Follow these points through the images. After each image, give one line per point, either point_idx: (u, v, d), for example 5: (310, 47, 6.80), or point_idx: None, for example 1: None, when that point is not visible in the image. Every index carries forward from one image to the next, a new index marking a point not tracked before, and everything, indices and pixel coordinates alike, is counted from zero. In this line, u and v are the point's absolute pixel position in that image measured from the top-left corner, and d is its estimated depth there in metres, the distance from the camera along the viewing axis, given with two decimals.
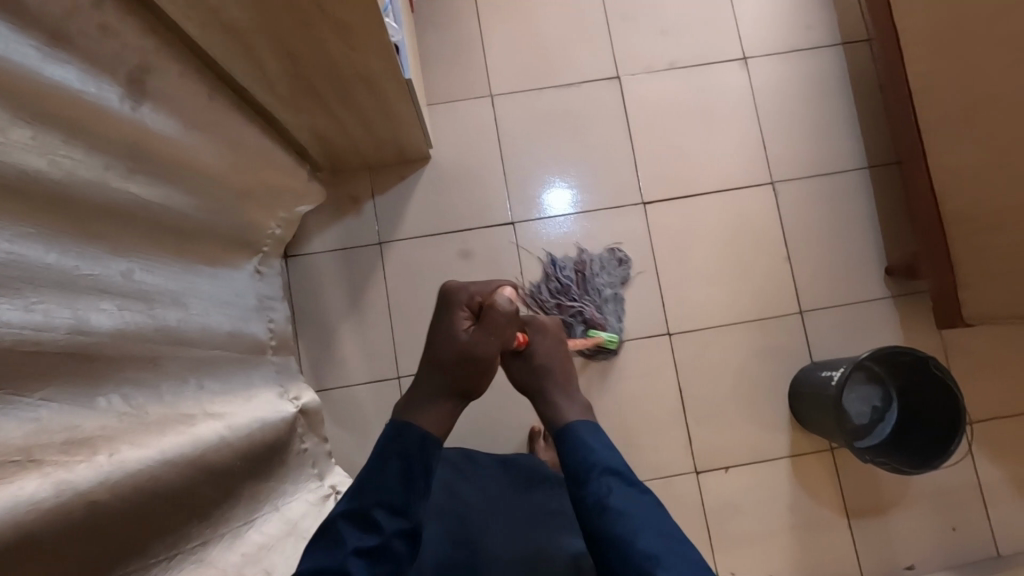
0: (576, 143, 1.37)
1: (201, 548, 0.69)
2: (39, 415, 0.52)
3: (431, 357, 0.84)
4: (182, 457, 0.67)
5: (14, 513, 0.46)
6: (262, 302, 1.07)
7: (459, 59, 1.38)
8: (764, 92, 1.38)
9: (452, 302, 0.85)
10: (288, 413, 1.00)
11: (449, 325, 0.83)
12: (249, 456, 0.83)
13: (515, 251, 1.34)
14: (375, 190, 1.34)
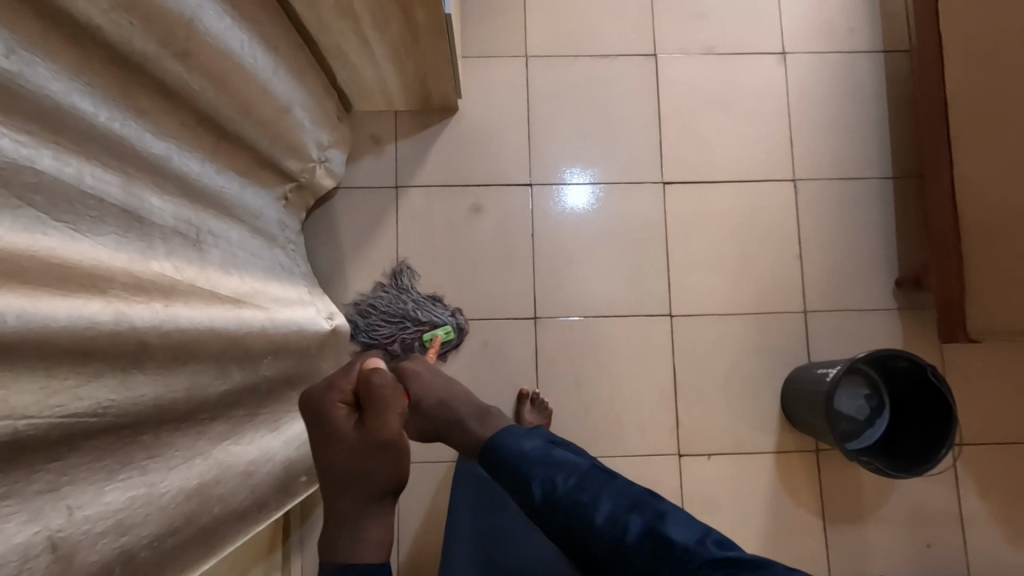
0: (603, 114, 1.37)
1: (220, 437, 0.66)
2: (99, 254, 0.51)
3: (332, 487, 0.66)
4: (224, 333, 0.65)
5: (75, 334, 0.45)
6: (282, 222, 1.00)
7: (498, 16, 1.38)
8: (799, 90, 1.38)
9: (320, 406, 0.67)
10: (323, 329, 0.95)
11: (327, 435, 0.66)
12: (282, 364, 0.81)
13: (528, 213, 1.34)
14: (398, 134, 1.34)
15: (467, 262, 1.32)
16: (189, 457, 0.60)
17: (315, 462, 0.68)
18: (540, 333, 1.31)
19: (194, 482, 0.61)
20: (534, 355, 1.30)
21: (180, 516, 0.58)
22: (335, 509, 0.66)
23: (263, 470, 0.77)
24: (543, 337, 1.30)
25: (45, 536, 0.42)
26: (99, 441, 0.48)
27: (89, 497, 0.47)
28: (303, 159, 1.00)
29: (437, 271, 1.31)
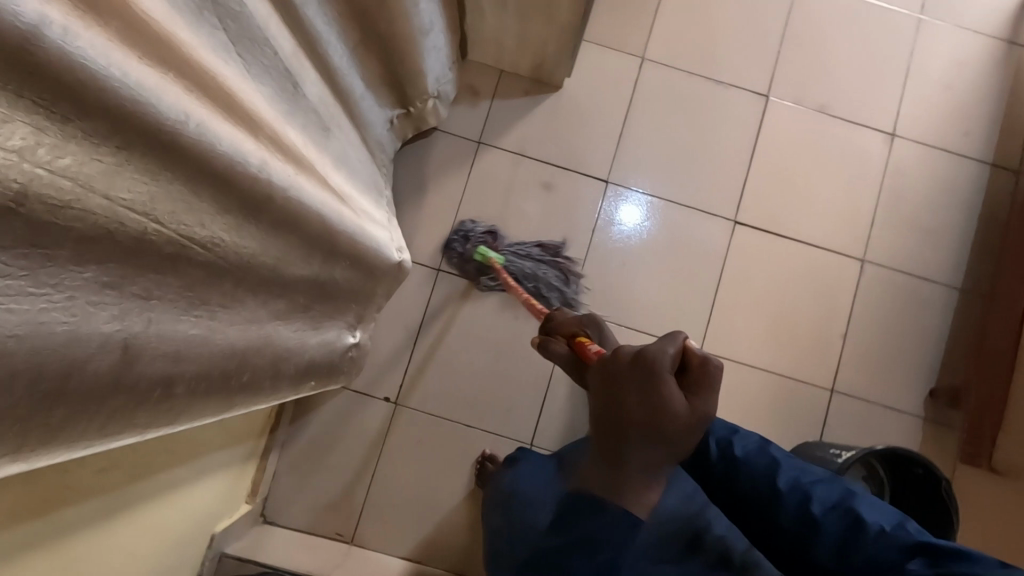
0: (699, 138, 1.35)
1: (276, 320, 0.65)
2: (258, 100, 0.54)
3: (637, 442, 0.54)
4: (330, 221, 0.66)
5: (228, 159, 0.45)
6: (382, 139, 1.02)
7: (628, 11, 1.37)
8: (897, 175, 1.36)
9: (657, 369, 0.55)
10: (393, 262, 0.93)
11: (661, 403, 0.54)
12: (355, 276, 0.83)
13: (595, 207, 1.33)
14: (496, 93, 1.34)
15: (523, 235, 1.31)
16: (248, 319, 0.59)
17: (605, 414, 0.56)
18: None
19: (242, 348, 0.59)
20: None
21: (220, 375, 0.56)
22: (628, 462, 0.55)
23: (295, 364, 0.75)
24: None
25: (122, 337, 0.41)
26: (198, 276, 0.48)
27: (166, 319, 0.45)
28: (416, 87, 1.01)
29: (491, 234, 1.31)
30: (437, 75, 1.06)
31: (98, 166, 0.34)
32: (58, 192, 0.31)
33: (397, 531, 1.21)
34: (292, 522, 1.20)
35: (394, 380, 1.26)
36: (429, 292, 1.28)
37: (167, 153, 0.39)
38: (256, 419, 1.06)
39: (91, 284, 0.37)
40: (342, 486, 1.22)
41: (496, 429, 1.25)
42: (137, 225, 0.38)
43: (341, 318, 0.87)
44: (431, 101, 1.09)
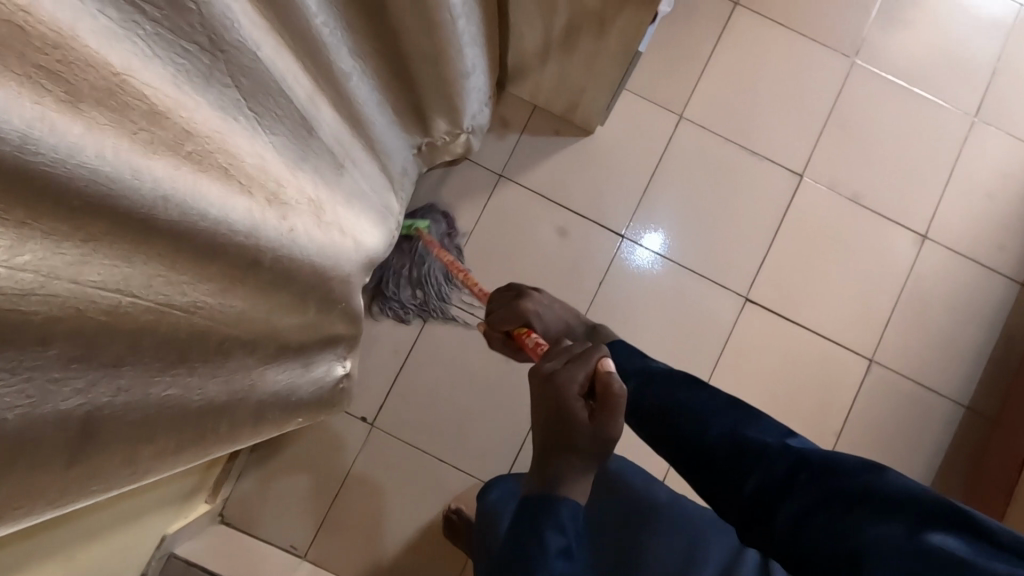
0: (723, 206, 1.32)
1: (261, 368, 0.66)
2: (266, 152, 0.55)
3: (553, 451, 0.63)
4: (317, 265, 0.67)
5: (207, 225, 0.46)
6: (406, 169, 1.04)
7: (675, 65, 1.33)
8: (921, 278, 1.31)
9: (558, 396, 0.64)
10: None
11: (563, 423, 0.63)
12: (345, 308, 0.83)
13: (607, 259, 1.30)
14: (526, 128, 1.31)
15: (528, 276, 1.28)
16: (232, 370, 0.60)
17: (533, 427, 0.66)
18: None
19: (223, 399, 0.60)
20: None
21: (195, 427, 0.57)
22: (550, 468, 0.62)
23: (285, 403, 0.77)
24: None
25: (84, 409, 0.42)
26: (170, 339, 0.48)
27: (136, 385, 0.47)
28: (440, 122, 1.01)
29: (496, 269, 1.28)
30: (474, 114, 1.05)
31: (61, 255, 0.35)
32: (17, 283, 0.33)
33: (349, 555, 1.20)
34: (249, 527, 1.19)
35: (374, 401, 1.24)
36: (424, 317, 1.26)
37: (138, 228, 0.40)
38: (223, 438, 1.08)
39: (54, 361, 0.38)
40: (303, 499, 1.21)
41: (466, 468, 1.23)
42: (108, 300, 0.40)
43: (333, 351, 0.89)
44: (463, 138, 1.08)
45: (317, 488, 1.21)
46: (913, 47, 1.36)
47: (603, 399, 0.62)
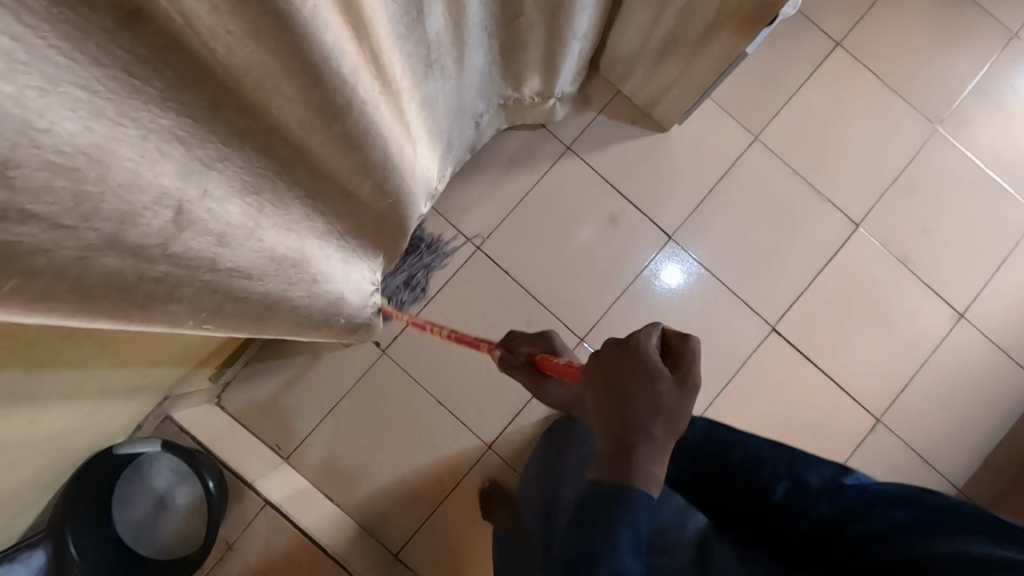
0: (775, 234, 1.32)
1: (311, 238, 0.71)
2: (383, 11, 0.56)
3: (638, 426, 0.54)
4: (387, 147, 0.69)
5: (325, 53, 0.48)
6: (484, 114, 1.12)
7: (763, 86, 1.34)
8: (948, 355, 1.31)
9: (643, 356, 0.56)
10: (417, 211, 1.00)
11: (650, 385, 0.55)
12: (388, 209, 0.84)
13: (648, 254, 1.31)
14: (604, 109, 1.32)
15: (568, 250, 1.30)
16: (289, 222, 0.64)
17: (605, 407, 0.56)
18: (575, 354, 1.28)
19: (280, 253, 0.65)
20: None
21: (253, 269, 0.61)
22: (629, 455, 0.53)
23: (322, 289, 0.81)
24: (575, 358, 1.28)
25: (178, 197, 0.45)
26: (250, 148, 0.51)
27: (219, 194, 0.50)
28: (531, 79, 1.10)
29: (539, 235, 1.30)
30: (564, 82, 1.17)
31: (212, 10, 0.37)
32: (167, 23, 0.36)
33: (328, 469, 1.20)
34: (240, 418, 1.20)
35: (391, 330, 1.25)
36: (459, 263, 1.28)
37: (271, 23, 0.42)
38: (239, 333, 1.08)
39: (165, 131, 0.41)
40: (297, 403, 1.22)
41: (462, 417, 1.24)
42: (220, 79, 0.43)
43: (366, 254, 0.93)
44: (549, 102, 1.20)
45: (314, 399, 1.22)
46: (995, 131, 1.36)
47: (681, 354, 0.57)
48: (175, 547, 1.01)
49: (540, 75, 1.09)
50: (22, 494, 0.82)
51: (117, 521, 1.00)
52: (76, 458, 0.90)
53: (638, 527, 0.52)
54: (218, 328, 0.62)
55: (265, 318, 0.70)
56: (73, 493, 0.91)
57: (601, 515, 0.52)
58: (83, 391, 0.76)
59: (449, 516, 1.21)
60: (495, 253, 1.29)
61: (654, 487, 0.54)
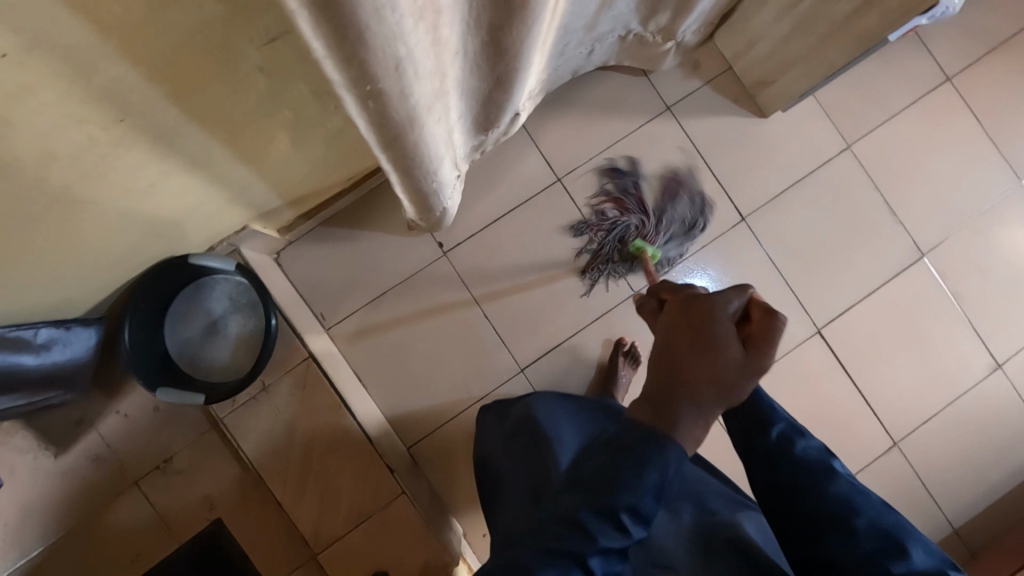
0: (842, 242, 1.34)
1: (448, 70, 0.70)
2: None
3: (690, 387, 0.56)
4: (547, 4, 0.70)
5: None
6: (600, 40, 1.13)
7: (866, 98, 1.36)
8: (976, 399, 1.34)
9: (715, 321, 0.58)
10: (512, 105, 1.02)
11: (713, 350, 0.57)
12: (512, 73, 0.86)
13: (718, 229, 1.33)
14: (710, 80, 1.34)
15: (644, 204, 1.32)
16: (452, 27, 0.63)
17: (661, 363, 0.59)
18: (625, 305, 1.30)
19: (432, 68, 0.62)
20: (606, 311, 1.30)
21: (419, 73, 0.59)
22: (669, 407, 0.57)
23: (434, 140, 0.79)
24: (624, 308, 1.30)
25: None
26: None
27: None
28: (662, 12, 1.10)
29: (620, 183, 1.32)
30: (691, 25, 1.17)
31: None
32: None
33: (362, 343, 1.22)
34: (292, 276, 1.20)
35: (457, 235, 1.27)
36: (537, 189, 1.30)
37: None
38: (327, 192, 1.08)
39: None
40: (345, 265, 1.22)
41: (494, 320, 1.26)
42: None
43: (459, 122, 0.93)
44: (668, 44, 1.20)
45: (367, 280, 1.23)
46: None
47: (761, 329, 0.58)
48: (219, 374, 1.03)
49: (671, 13, 1.11)
50: (97, 268, 0.83)
51: (168, 335, 1.02)
52: (151, 256, 0.91)
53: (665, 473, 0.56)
54: (363, 116, 0.63)
55: (398, 137, 0.70)
56: (143, 287, 0.94)
57: (625, 451, 0.56)
58: (197, 181, 0.77)
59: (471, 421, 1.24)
60: (573, 188, 1.31)
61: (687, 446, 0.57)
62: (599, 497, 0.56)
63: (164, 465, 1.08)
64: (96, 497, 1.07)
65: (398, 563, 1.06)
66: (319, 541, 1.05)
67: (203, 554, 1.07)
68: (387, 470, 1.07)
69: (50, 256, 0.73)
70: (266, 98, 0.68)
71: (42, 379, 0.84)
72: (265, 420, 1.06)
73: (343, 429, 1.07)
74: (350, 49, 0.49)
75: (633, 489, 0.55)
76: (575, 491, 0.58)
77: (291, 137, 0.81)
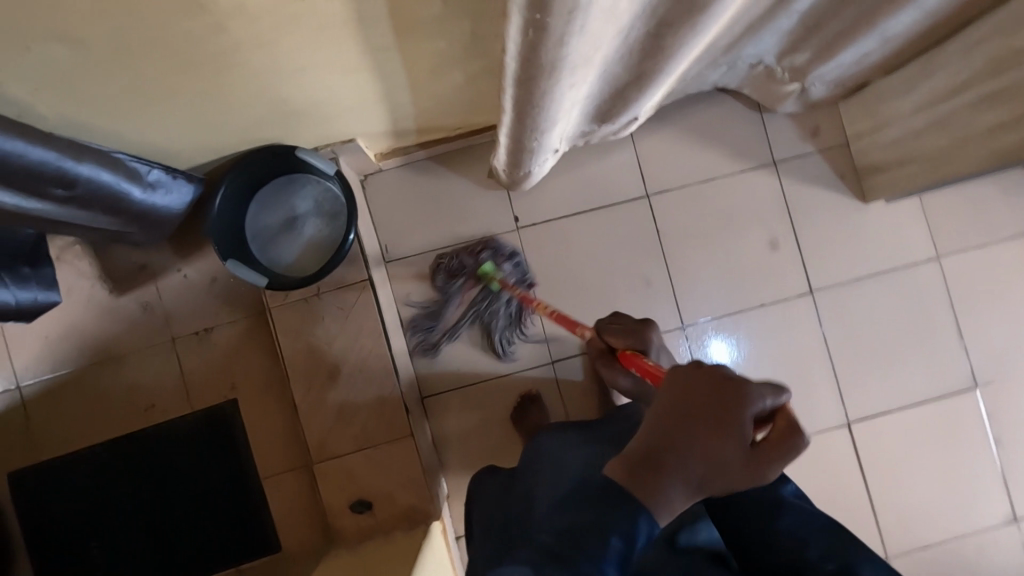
0: (900, 347, 1.33)
1: (602, 43, 0.71)
2: None
3: (696, 455, 0.55)
4: (716, 14, 0.71)
5: None
6: (728, 64, 1.13)
7: (970, 218, 1.34)
8: (981, 546, 1.31)
9: (742, 413, 0.56)
10: (632, 108, 1.05)
11: (728, 435, 0.56)
12: (652, 73, 0.87)
13: (783, 293, 1.32)
14: (823, 146, 1.34)
15: (721, 245, 1.32)
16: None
17: (674, 429, 0.56)
18: (669, 334, 1.31)
19: (593, 32, 0.64)
20: None
21: (583, 26, 0.60)
22: (662, 469, 0.54)
23: (558, 102, 0.81)
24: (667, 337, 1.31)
25: None
26: None
27: None
28: (801, 52, 1.07)
29: (704, 217, 1.32)
30: (827, 72, 1.13)
31: None
32: None
33: (414, 282, 1.26)
34: (371, 200, 1.25)
35: (535, 215, 1.29)
36: (624, 196, 1.31)
37: None
38: (432, 131, 1.11)
39: None
40: (422, 207, 1.26)
41: (541, 305, 1.28)
42: None
43: (581, 103, 0.95)
44: (794, 85, 1.18)
45: (438, 227, 1.26)
46: None
47: (779, 440, 0.58)
48: (285, 266, 1.08)
49: (810, 55, 1.08)
50: (218, 131, 0.87)
51: (250, 215, 1.07)
52: (264, 138, 0.95)
53: (632, 541, 0.51)
54: (518, 45, 0.64)
55: (536, 76, 0.71)
56: (247, 164, 0.98)
57: (605, 509, 0.52)
58: (335, 75, 0.80)
59: (491, 390, 1.27)
60: (658, 208, 1.32)
61: (664, 515, 0.53)
62: (571, 552, 0.49)
63: (203, 333, 1.12)
64: (133, 341, 1.11)
65: (387, 500, 1.08)
66: (321, 452, 1.08)
67: (209, 432, 1.11)
68: (404, 410, 1.09)
69: (187, 105, 0.76)
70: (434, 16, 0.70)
71: (137, 213, 0.89)
72: (306, 321, 1.09)
73: (375, 356, 1.10)
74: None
75: (599, 557, 0.49)
76: (549, 538, 0.51)
77: (431, 65, 0.83)
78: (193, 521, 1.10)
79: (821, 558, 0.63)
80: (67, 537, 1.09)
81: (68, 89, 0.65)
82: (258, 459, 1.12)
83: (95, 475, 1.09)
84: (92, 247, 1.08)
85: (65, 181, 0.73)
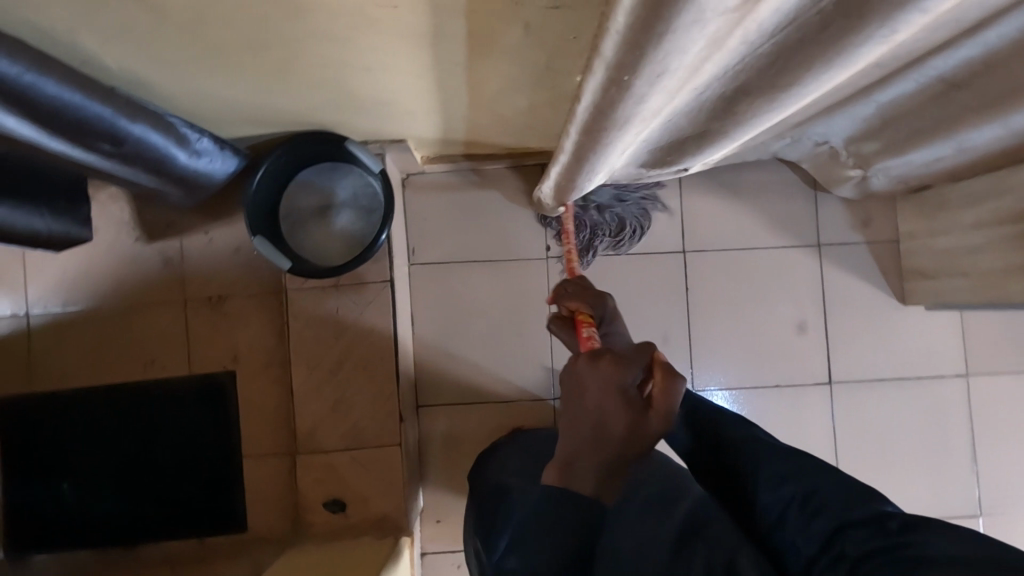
0: (909, 458, 1.28)
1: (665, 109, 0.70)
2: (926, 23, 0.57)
3: (593, 441, 0.56)
4: (784, 106, 0.70)
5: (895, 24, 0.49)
6: (794, 138, 1.10)
7: (1008, 342, 1.29)
8: None
9: (612, 383, 0.57)
10: (680, 164, 1.04)
11: (613, 408, 0.56)
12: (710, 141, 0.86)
13: (801, 377, 1.29)
14: (872, 238, 1.30)
15: (748, 317, 1.29)
16: (717, 67, 0.60)
17: (568, 414, 0.59)
18: None
19: (656, 103, 0.63)
20: None
21: (648, 97, 0.58)
22: (574, 465, 0.56)
23: (606, 155, 0.80)
24: None
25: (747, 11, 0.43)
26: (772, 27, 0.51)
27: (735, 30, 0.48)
28: (872, 142, 1.04)
29: (737, 284, 1.29)
30: (893, 167, 1.10)
31: None
32: None
33: (435, 290, 1.24)
34: (408, 199, 1.24)
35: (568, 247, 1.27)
36: (661, 247, 1.29)
37: None
38: (483, 146, 1.10)
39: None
40: (457, 216, 1.24)
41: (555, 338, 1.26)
42: None
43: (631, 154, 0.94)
44: (856, 171, 1.15)
45: (468, 240, 1.25)
46: None
47: (658, 395, 0.58)
48: (310, 251, 1.07)
49: (879, 149, 1.05)
50: (272, 111, 0.86)
51: (287, 194, 1.06)
52: (315, 123, 0.94)
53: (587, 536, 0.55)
54: (592, 96, 0.61)
55: (601, 126, 0.68)
56: (293, 146, 0.97)
57: (558, 518, 0.55)
58: (400, 79, 0.78)
59: (488, 412, 1.25)
60: (692, 265, 1.29)
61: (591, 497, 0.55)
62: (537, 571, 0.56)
63: (215, 300, 1.11)
64: (146, 294, 1.11)
65: (361, 504, 1.07)
66: (307, 443, 1.07)
67: (202, 399, 1.10)
68: (397, 416, 1.07)
69: (246, 83, 0.75)
70: (512, 45, 0.68)
71: (179, 176, 0.88)
72: (320, 309, 1.08)
73: (380, 357, 1.07)
74: (634, 48, 0.47)
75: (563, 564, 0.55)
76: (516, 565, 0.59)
77: (496, 87, 0.81)
78: (169, 484, 1.09)
79: (812, 500, 0.71)
80: (43, 475, 1.08)
81: (134, 48, 0.64)
82: (243, 437, 1.11)
83: (83, 420, 1.09)
84: (129, 194, 1.09)
85: (114, 137, 0.73)
